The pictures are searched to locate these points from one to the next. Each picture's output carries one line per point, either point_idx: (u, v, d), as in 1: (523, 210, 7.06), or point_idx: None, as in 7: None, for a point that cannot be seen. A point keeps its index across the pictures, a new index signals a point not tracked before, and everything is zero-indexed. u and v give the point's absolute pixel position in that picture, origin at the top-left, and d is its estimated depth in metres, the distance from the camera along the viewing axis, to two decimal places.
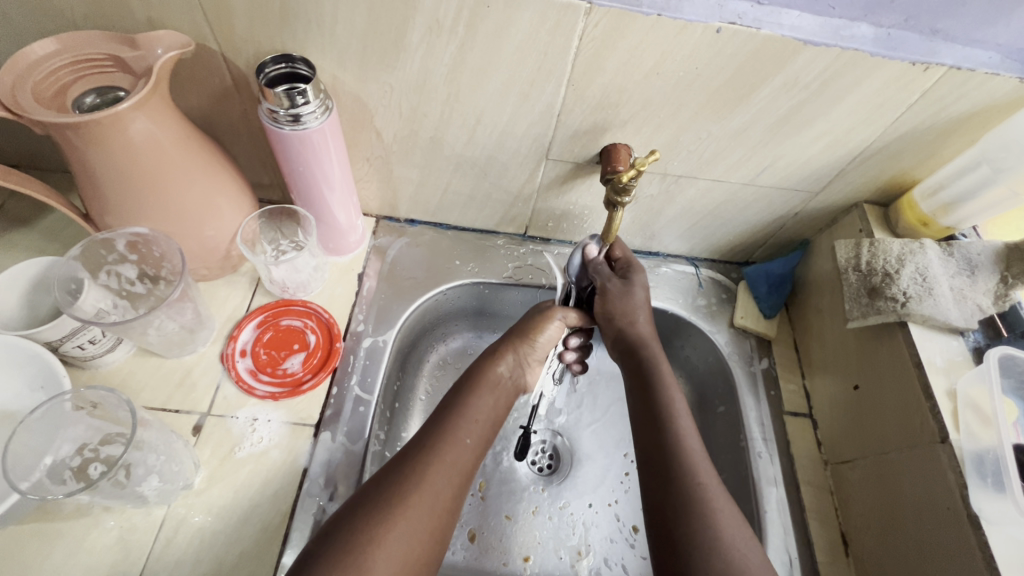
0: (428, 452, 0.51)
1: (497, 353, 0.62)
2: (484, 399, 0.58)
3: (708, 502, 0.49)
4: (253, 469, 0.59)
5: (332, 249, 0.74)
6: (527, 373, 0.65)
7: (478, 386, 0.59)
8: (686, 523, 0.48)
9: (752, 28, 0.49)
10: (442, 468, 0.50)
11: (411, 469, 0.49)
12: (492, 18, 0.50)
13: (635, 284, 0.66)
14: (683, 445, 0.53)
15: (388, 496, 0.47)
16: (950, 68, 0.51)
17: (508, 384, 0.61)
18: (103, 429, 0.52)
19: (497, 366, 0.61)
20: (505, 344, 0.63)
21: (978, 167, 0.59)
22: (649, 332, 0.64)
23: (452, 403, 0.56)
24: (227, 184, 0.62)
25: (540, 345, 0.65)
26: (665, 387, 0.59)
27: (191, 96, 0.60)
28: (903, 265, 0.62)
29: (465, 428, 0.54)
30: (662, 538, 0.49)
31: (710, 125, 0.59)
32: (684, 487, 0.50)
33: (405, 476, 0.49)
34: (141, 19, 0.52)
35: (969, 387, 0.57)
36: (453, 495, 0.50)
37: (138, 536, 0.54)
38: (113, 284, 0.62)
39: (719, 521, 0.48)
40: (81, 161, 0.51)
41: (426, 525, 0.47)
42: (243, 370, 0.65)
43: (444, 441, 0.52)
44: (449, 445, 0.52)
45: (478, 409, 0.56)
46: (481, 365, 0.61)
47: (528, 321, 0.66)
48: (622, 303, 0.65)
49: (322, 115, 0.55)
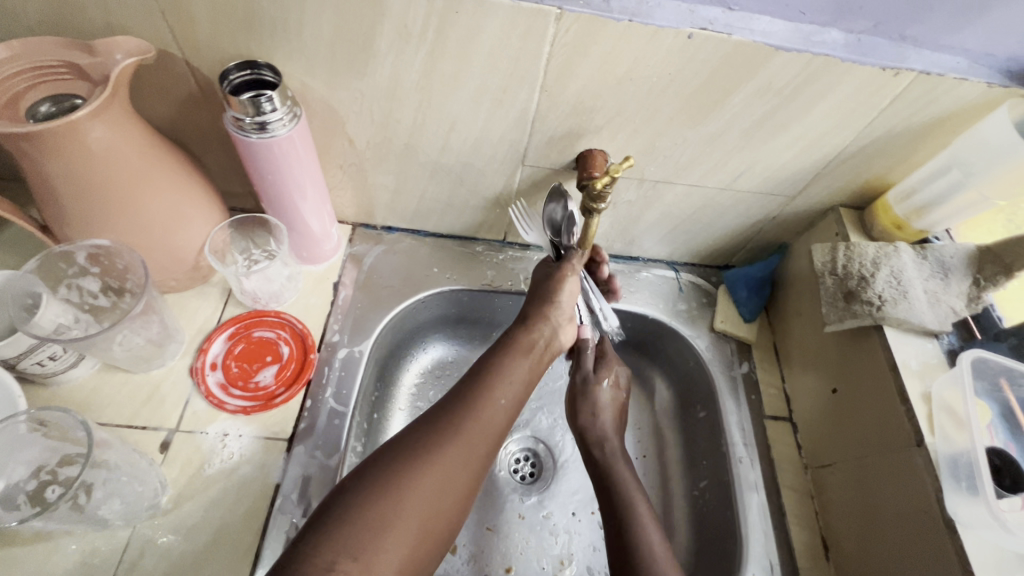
0: (451, 417, 0.49)
1: (530, 319, 0.60)
2: (519, 365, 0.55)
3: None
4: (223, 486, 0.57)
5: (306, 258, 0.72)
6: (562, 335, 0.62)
7: (514, 348, 0.57)
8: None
9: (723, 34, 0.49)
10: (469, 435, 0.48)
11: (440, 427, 0.48)
12: (462, 23, 0.49)
13: (598, 386, 0.67)
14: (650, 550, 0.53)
15: (411, 455, 0.45)
16: (920, 73, 0.52)
17: (544, 348, 0.59)
18: (60, 450, 0.49)
19: (534, 331, 0.59)
20: (538, 311, 0.61)
21: (948, 171, 0.60)
22: (609, 428, 0.66)
23: (486, 366, 0.54)
24: (193, 194, 0.60)
25: (568, 303, 0.63)
26: (625, 491, 0.59)
27: (155, 102, 0.58)
28: (878, 268, 0.62)
29: (498, 391, 0.52)
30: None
31: (685, 131, 0.59)
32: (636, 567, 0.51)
33: (434, 435, 0.47)
34: (98, 25, 0.50)
35: (943, 391, 0.57)
36: (484, 457, 0.49)
37: (100, 560, 0.52)
38: (74, 298, 0.60)
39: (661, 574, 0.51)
40: (38, 171, 0.49)
41: (454, 484, 0.46)
42: (214, 385, 0.63)
43: (478, 400, 0.51)
44: (480, 410, 0.50)
45: (515, 369, 0.54)
46: (515, 331, 0.59)
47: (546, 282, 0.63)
48: (585, 404, 0.67)
49: (289, 122, 0.54)
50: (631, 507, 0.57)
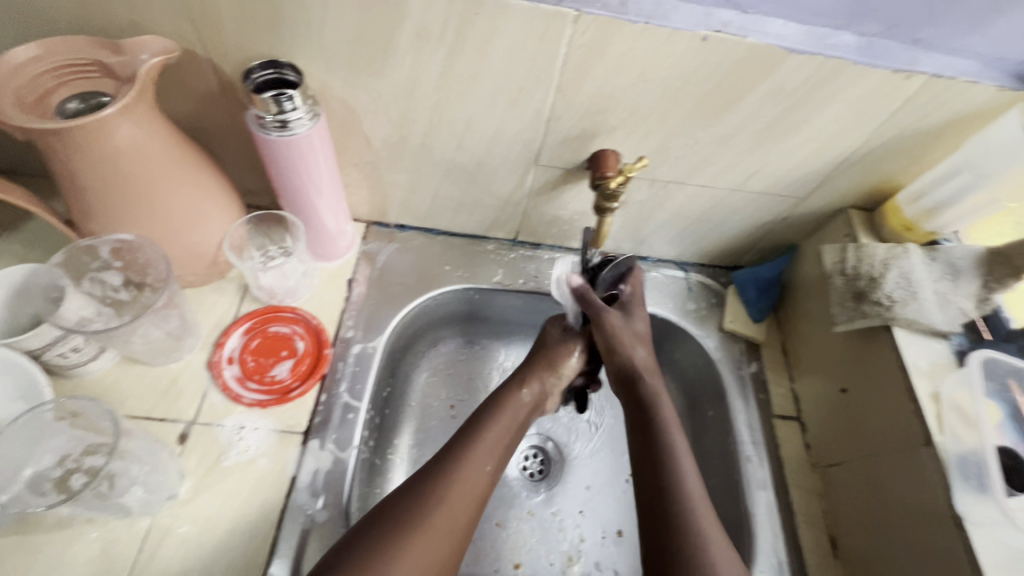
0: (437, 487, 0.52)
1: (522, 381, 0.65)
2: (504, 422, 0.60)
3: (689, 497, 0.52)
4: (240, 477, 0.58)
5: (320, 255, 0.73)
6: (550, 400, 0.68)
7: (499, 413, 0.61)
8: (674, 536, 0.50)
9: (737, 36, 0.50)
10: (452, 506, 0.51)
11: (424, 498, 0.51)
12: (481, 24, 0.50)
13: (638, 321, 0.66)
14: (685, 491, 0.52)
15: (400, 524, 0.49)
16: (931, 76, 0.52)
17: (530, 408, 0.64)
18: (85, 439, 0.51)
19: (521, 393, 0.64)
20: (531, 374, 0.66)
21: (959, 174, 0.60)
22: (647, 366, 0.63)
23: (474, 422, 0.59)
24: (213, 190, 0.61)
25: (564, 376, 0.68)
26: (663, 423, 0.58)
27: (178, 101, 0.59)
28: (887, 269, 0.63)
29: (488, 455, 0.56)
30: (652, 543, 0.51)
31: (697, 132, 0.60)
32: (683, 525, 0.50)
33: (430, 491, 0.52)
34: (125, 25, 0.52)
35: (953, 391, 0.58)
36: (467, 525, 0.52)
37: (121, 548, 0.53)
38: (97, 291, 0.61)
39: (706, 541, 0.49)
40: (65, 166, 0.51)
41: (443, 549, 0.49)
42: (230, 378, 0.64)
43: (461, 467, 0.54)
44: (462, 479, 0.53)
45: (498, 432, 0.59)
46: (504, 391, 0.64)
47: (549, 351, 0.68)
48: (625, 337, 0.64)
49: (309, 121, 0.55)
50: (668, 447, 0.56)
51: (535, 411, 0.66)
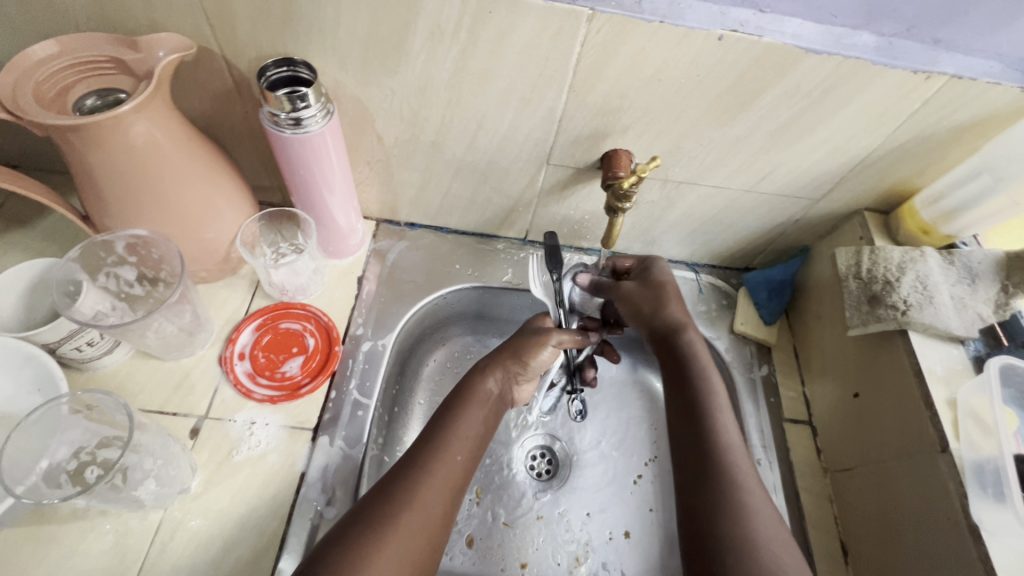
0: (405, 487, 0.49)
1: (486, 369, 0.61)
2: (475, 415, 0.56)
3: (730, 456, 0.52)
4: (250, 472, 0.59)
5: (331, 252, 0.73)
6: (515, 389, 0.63)
7: (467, 404, 0.57)
8: (710, 486, 0.50)
9: (753, 36, 0.49)
10: (435, 488, 0.49)
11: (393, 498, 0.48)
12: (494, 23, 0.50)
13: (659, 276, 0.66)
14: (723, 444, 0.53)
15: (372, 523, 0.46)
16: (952, 76, 0.51)
17: (496, 399, 0.60)
18: (100, 432, 0.52)
19: (486, 382, 0.59)
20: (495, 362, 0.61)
21: (979, 177, 0.59)
22: (683, 317, 0.63)
23: (442, 419, 0.56)
24: (226, 188, 0.62)
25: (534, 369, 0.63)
26: (703, 378, 0.58)
27: (193, 98, 0.60)
28: (903, 273, 0.62)
29: (458, 445, 0.53)
30: (689, 498, 0.50)
31: (711, 132, 0.59)
32: (718, 473, 0.50)
33: (400, 487, 0.49)
34: (142, 22, 0.52)
35: (969, 397, 0.57)
36: (442, 514, 0.49)
37: (133, 540, 0.54)
38: (112, 286, 0.62)
39: (738, 487, 0.50)
40: (80, 161, 0.51)
41: (423, 528, 0.47)
42: (241, 373, 0.64)
43: (433, 462, 0.51)
44: (432, 477, 0.50)
45: (469, 425, 0.55)
46: (469, 381, 0.60)
47: (522, 341, 0.63)
48: (645, 294, 0.65)
49: (323, 119, 0.55)
50: (709, 398, 0.56)
51: (502, 401, 0.61)
